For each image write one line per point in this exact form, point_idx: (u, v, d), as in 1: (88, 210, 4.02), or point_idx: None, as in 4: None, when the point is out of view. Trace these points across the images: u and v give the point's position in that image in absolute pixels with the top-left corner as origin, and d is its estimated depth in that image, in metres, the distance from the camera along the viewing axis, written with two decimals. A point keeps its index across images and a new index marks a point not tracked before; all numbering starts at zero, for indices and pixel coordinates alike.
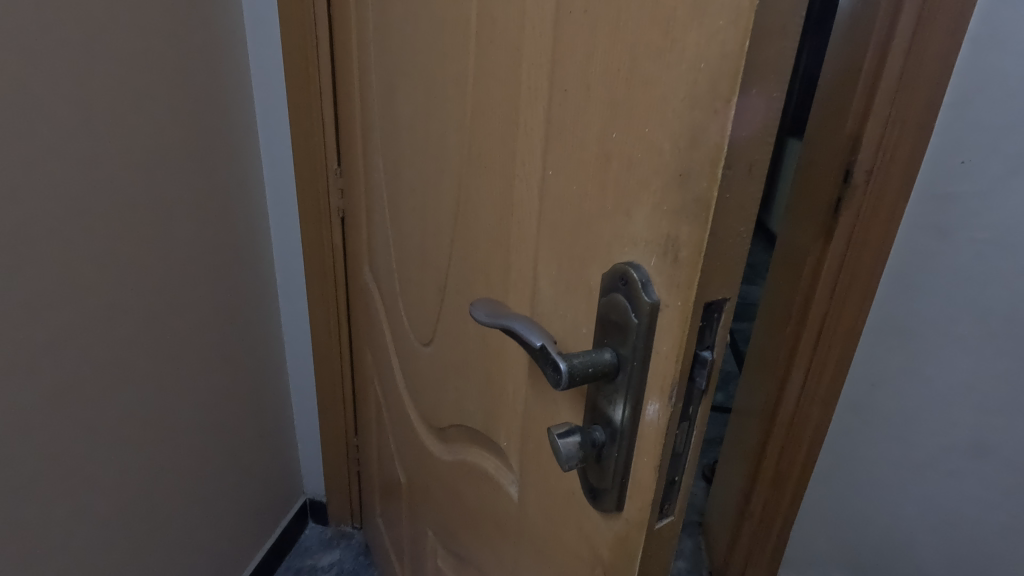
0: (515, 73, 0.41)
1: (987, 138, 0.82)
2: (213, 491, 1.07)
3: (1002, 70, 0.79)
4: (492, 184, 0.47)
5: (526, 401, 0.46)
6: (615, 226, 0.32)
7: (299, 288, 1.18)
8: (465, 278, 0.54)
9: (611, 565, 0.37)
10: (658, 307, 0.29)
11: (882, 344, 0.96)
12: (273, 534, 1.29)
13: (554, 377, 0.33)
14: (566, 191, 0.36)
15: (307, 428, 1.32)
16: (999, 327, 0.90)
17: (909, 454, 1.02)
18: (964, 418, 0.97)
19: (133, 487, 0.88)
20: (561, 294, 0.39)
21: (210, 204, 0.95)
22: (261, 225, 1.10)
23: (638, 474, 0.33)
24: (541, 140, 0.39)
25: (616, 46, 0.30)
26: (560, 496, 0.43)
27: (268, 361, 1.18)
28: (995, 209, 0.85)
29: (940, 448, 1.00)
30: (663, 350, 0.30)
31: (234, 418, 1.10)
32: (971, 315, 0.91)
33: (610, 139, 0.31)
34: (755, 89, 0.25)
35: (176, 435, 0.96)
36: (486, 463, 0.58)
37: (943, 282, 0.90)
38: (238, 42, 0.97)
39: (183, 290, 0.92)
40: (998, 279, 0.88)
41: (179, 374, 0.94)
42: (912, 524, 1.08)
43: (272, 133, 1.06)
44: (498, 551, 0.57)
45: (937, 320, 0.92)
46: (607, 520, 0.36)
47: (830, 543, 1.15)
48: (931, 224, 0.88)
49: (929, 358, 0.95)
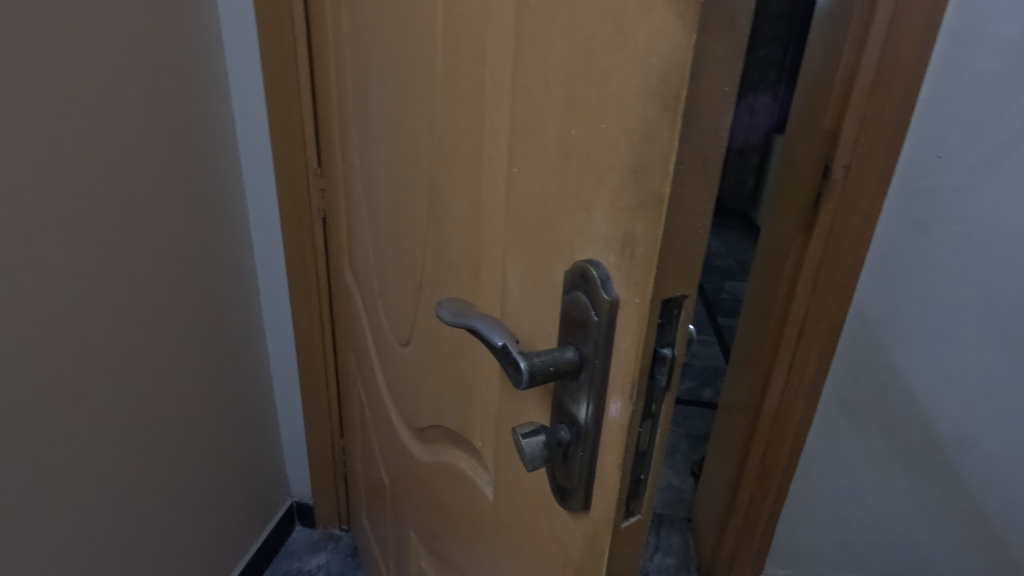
0: (480, 70, 0.40)
1: (963, 132, 0.83)
2: (199, 496, 1.06)
3: (976, 65, 0.79)
4: (462, 182, 0.46)
5: (499, 400, 0.46)
6: (576, 223, 0.32)
7: (281, 290, 1.16)
8: (439, 277, 0.54)
9: (581, 564, 0.37)
10: (617, 304, 0.29)
11: (863, 338, 0.96)
12: (259, 538, 1.28)
13: (515, 376, 0.32)
14: (530, 188, 0.36)
15: (293, 431, 1.30)
16: (976, 321, 0.91)
17: (892, 447, 1.03)
18: (945, 411, 0.98)
19: (116, 492, 0.87)
20: (528, 292, 0.38)
21: (189, 206, 0.94)
22: (242, 226, 1.08)
23: (603, 473, 0.33)
24: (506, 138, 0.38)
25: (572, 42, 0.30)
26: (532, 496, 0.42)
27: (252, 363, 1.17)
28: (971, 204, 0.86)
29: (923, 442, 1.01)
30: (623, 347, 0.30)
31: (218, 422, 1.09)
32: (947, 309, 0.92)
33: (570, 135, 0.31)
34: (705, 84, 0.25)
35: (159, 440, 0.94)
36: (463, 464, 0.57)
37: (922, 276, 0.91)
38: (214, 41, 0.96)
39: (163, 293, 0.91)
40: (975, 273, 0.89)
41: (162, 378, 0.93)
42: (895, 517, 1.09)
43: (251, 133, 1.04)
44: (476, 551, 0.57)
45: (916, 314, 0.93)
46: (575, 519, 0.36)
47: (816, 538, 1.15)
48: (909, 219, 0.88)
49: (908, 352, 0.96)
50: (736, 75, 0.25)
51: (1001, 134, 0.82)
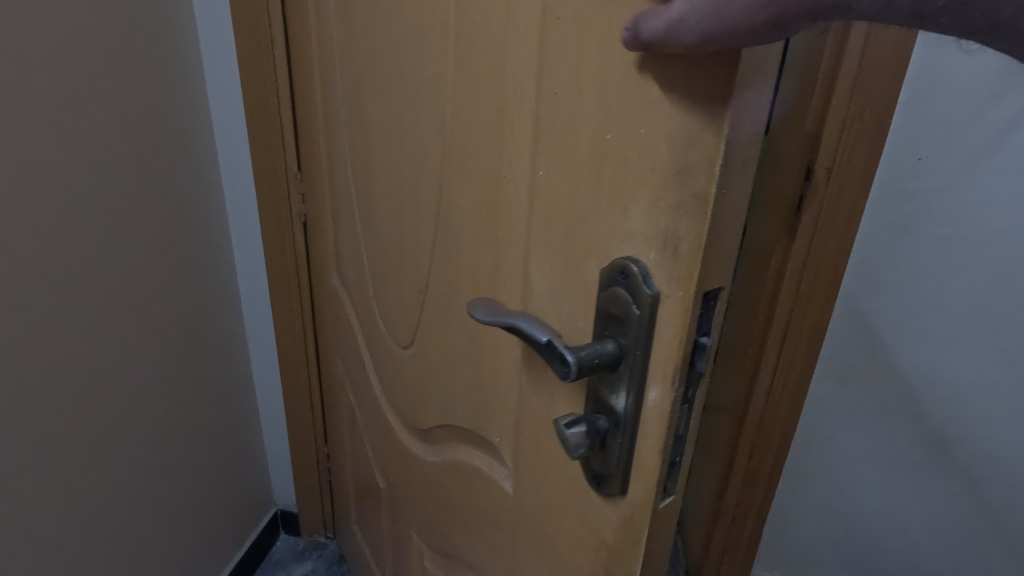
0: (499, 75, 0.42)
1: (945, 132, 0.75)
2: (178, 509, 1.04)
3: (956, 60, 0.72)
4: (478, 185, 0.47)
5: (520, 394, 0.47)
6: (611, 222, 0.33)
7: (261, 296, 1.14)
8: (449, 277, 0.55)
9: (617, 547, 0.39)
10: (658, 298, 0.31)
11: (842, 351, 0.88)
12: (241, 548, 1.25)
13: (562, 369, 0.34)
14: (559, 191, 0.37)
15: (277, 438, 1.28)
16: (966, 337, 0.82)
17: (877, 470, 0.94)
18: (930, 435, 0.89)
19: (89, 501, 0.85)
20: (554, 289, 0.40)
21: (167, 211, 0.93)
22: (221, 233, 1.06)
23: (642, 457, 0.35)
24: (529, 142, 0.40)
25: (608, 51, 0.32)
26: (560, 486, 0.44)
27: (232, 371, 1.15)
28: (956, 203, 0.77)
29: (907, 466, 0.92)
30: (665, 338, 0.32)
31: (198, 432, 1.07)
32: (936, 318, 0.82)
33: (604, 140, 0.33)
34: (748, 94, 0.27)
35: (136, 449, 0.93)
36: (477, 460, 0.58)
37: (902, 286, 0.82)
38: (192, 43, 0.94)
39: (139, 300, 0.89)
40: (963, 280, 0.79)
41: (137, 392, 0.91)
42: (895, 545, 0.98)
43: (228, 137, 1.02)
44: (492, 545, 0.58)
45: (900, 323, 0.84)
46: (612, 504, 0.38)
47: (814, 560, 1.06)
48: (888, 223, 0.80)
49: (896, 366, 0.86)
50: (771, 84, 0.27)
51: (989, 128, 0.73)
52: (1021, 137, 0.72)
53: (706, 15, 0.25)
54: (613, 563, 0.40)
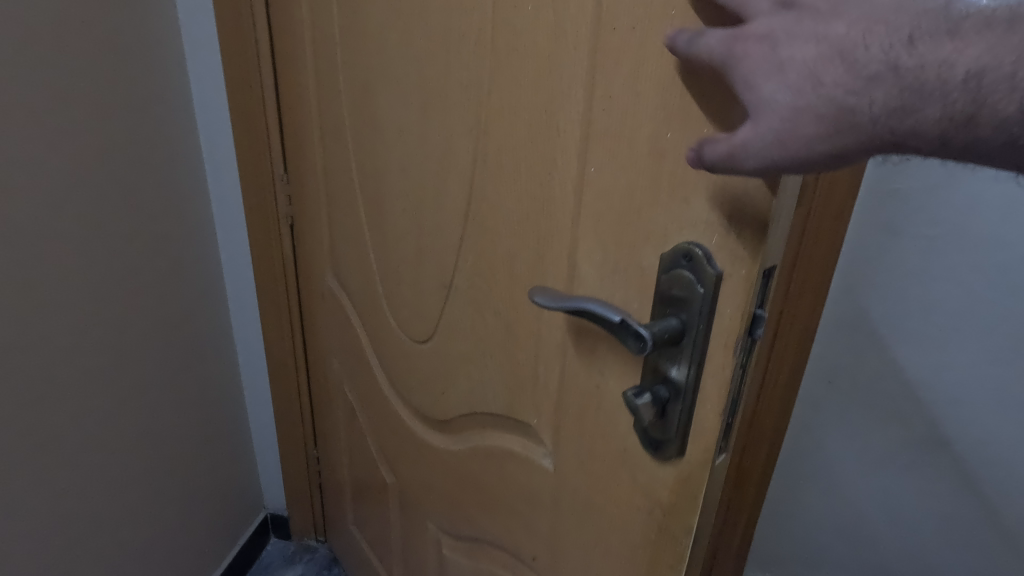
0: (542, 81, 0.45)
1: None
2: (164, 507, 1.05)
3: None
4: (517, 182, 0.50)
5: (563, 375, 0.51)
6: (671, 212, 0.38)
7: (249, 298, 1.13)
8: (479, 269, 0.58)
9: (673, 504, 0.43)
10: (721, 276, 0.36)
11: (835, 348, 0.89)
12: (231, 552, 1.24)
13: (637, 345, 0.37)
14: (613, 185, 0.41)
15: (266, 441, 1.27)
16: (959, 335, 0.82)
17: (872, 467, 0.94)
18: (923, 432, 0.89)
19: (61, 497, 0.86)
20: (606, 276, 0.44)
21: (148, 210, 0.94)
22: (207, 236, 1.06)
23: (702, 419, 0.39)
24: (577, 140, 0.44)
25: (666, 60, 0.36)
26: (609, 457, 0.48)
27: (220, 372, 1.15)
28: (945, 202, 0.78)
29: (903, 463, 0.92)
30: (727, 311, 0.36)
31: (180, 431, 1.07)
32: (928, 317, 0.83)
33: (664, 138, 0.37)
34: None
35: (112, 445, 0.93)
36: (510, 443, 0.61)
37: (892, 284, 0.83)
38: (175, 43, 0.94)
39: (113, 296, 0.90)
40: (954, 281, 0.80)
41: (110, 394, 0.91)
42: (895, 545, 0.98)
43: (214, 138, 1.02)
44: (528, 522, 0.61)
45: (892, 322, 0.85)
46: (668, 465, 0.43)
47: (815, 564, 1.05)
48: (877, 222, 0.81)
49: (887, 364, 0.87)
50: None
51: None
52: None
53: (768, 143, 0.30)
54: (667, 519, 0.44)
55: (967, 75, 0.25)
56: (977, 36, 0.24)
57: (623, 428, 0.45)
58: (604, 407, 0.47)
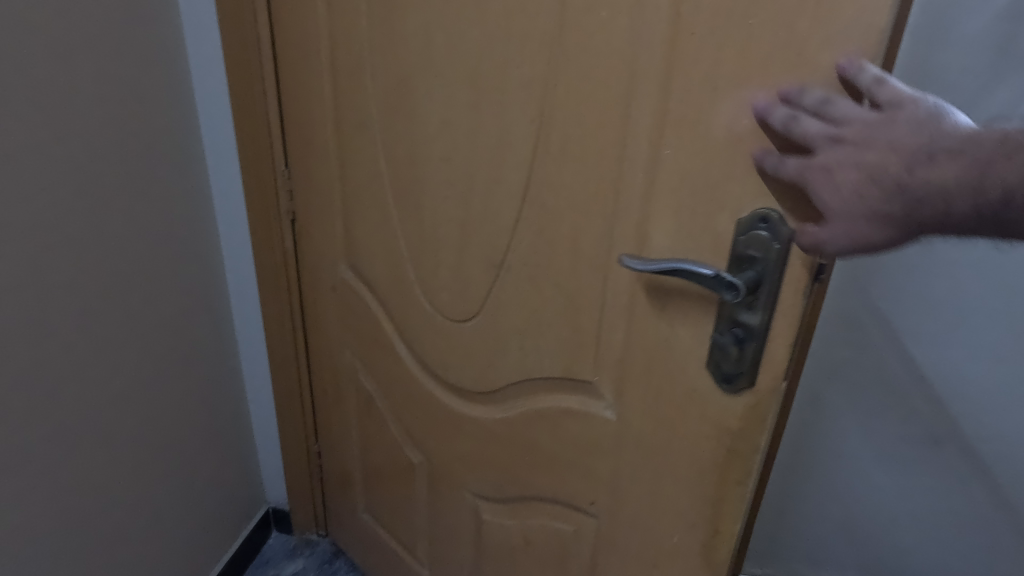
0: (615, 78, 0.52)
1: None
2: (167, 497, 1.08)
3: (943, 61, 0.75)
4: (583, 166, 0.57)
5: (627, 333, 0.59)
6: (747, 185, 0.46)
7: (250, 293, 1.14)
8: (537, 246, 0.64)
9: (742, 428, 0.52)
10: (794, 234, 0.45)
11: (836, 337, 0.95)
12: (233, 545, 1.27)
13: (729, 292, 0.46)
14: (687, 165, 0.49)
15: (268, 435, 1.28)
16: (951, 322, 0.89)
17: (871, 446, 1.02)
18: (917, 412, 0.96)
19: (62, 491, 0.88)
20: (678, 243, 0.52)
21: (151, 207, 0.95)
22: (208, 232, 1.07)
23: (772, 353, 0.48)
24: (650, 128, 0.51)
25: (746, 59, 0.44)
26: (677, 398, 0.57)
27: (221, 367, 1.16)
28: None
29: (898, 442, 1.00)
30: (798, 263, 0.45)
31: (181, 426, 1.09)
32: (924, 306, 0.89)
33: (741, 124, 0.46)
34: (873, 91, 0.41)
35: (113, 440, 0.95)
36: (565, 403, 0.68)
37: (892, 276, 0.89)
38: (177, 40, 0.95)
39: (115, 294, 0.91)
40: (948, 273, 0.87)
41: (106, 394, 0.93)
42: (898, 515, 1.06)
43: (215, 133, 1.02)
44: (586, 469, 0.69)
45: (893, 314, 0.91)
46: (738, 396, 0.52)
47: (823, 534, 1.13)
48: None
49: (887, 350, 0.94)
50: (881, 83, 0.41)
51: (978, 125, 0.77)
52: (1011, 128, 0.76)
53: (842, 241, 0.41)
54: (736, 441, 0.53)
55: (950, 181, 0.38)
56: (951, 157, 0.38)
57: (696, 369, 0.54)
58: (674, 356, 0.55)
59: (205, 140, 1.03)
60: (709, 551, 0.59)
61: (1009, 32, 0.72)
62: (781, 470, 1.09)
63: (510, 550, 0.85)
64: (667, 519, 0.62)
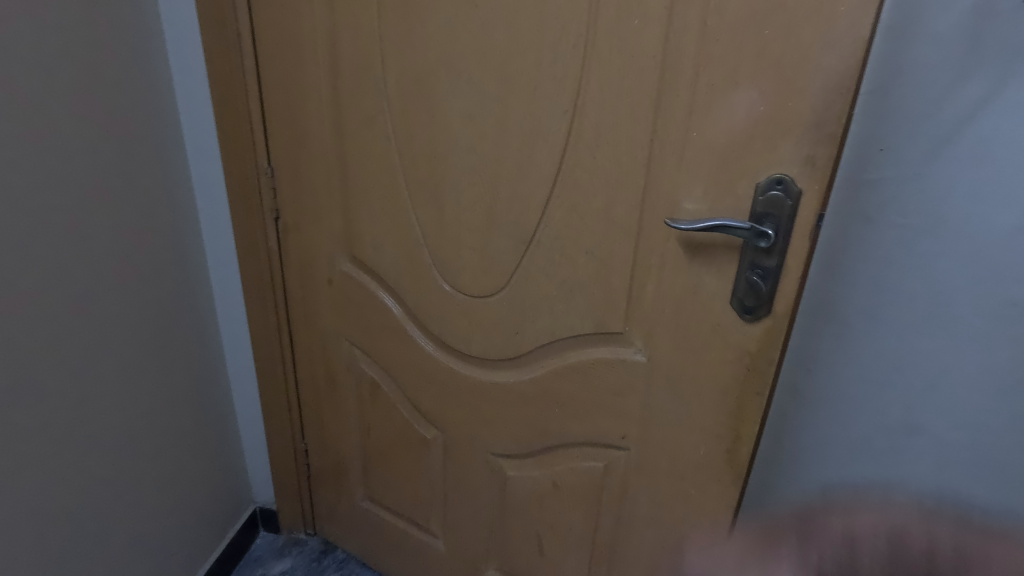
0: (648, 73, 0.64)
1: (911, 120, 0.67)
2: (156, 501, 1.07)
3: (926, 41, 0.64)
4: (617, 148, 0.68)
5: (659, 285, 0.71)
6: (764, 157, 0.60)
7: (235, 292, 1.13)
8: (570, 219, 0.75)
9: (759, 349, 0.67)
10: (802, 193, 0.59)
11: (814, 343, 0.81)
12: (220, 544, 1.26)
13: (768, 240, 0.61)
14: (712, 143, 0.62)
15: (255, 435, 1.27)
16: (925, 327, 0.75)
17: (850, 470, 0.87)
18: (896, 429, 0.82)
19: (50, 498, 0.87)
20: (708, 205, 0.65)
21: (136, 206, 0.94)
22: (192, 228, 1.06)
23: (785, 288, 0.63)
24: (682, 115, 0.63)
25: (762, 60, 0.57)
26: (703, 333, 0.70)
27: (206, 368, 1.15)
28: (920, 193, 0.70)
29: (885, 463, 0.85)
30: (806, 215, 0.59)
31: (168, 429, 1.07)
32: (899, 311, 0.76)
33: (758, 110, 0.59)
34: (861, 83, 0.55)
35: (99, 447, 0.94)
36: (597, 353, 0.80)
37: (868, 273, 0.75)
38: (157, 36, 0.94)
39: (99, 297, 0.90)
40: (927, 271, 0.73)
41: (86, 400, 0.90)
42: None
43: (198, 130, 1.01)
44: (616, 408, 0.81)
45: (870, 314, 0.77)
46: (758, 324, 0.66)
47: None
48: (852, 211, 0.73)
49: (863, 358, 0.80)
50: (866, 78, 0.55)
51: (945, 120, 0.66)
52: (980, 122, 0.65)
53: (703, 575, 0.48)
54: (754, 361, 0.68)
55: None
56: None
57: (722, 307, 0.68)
58: (702, 298, 0.69)
59: (186, 138, 1.02)
60: (731, 456, 0.74)
61: (989, 12, 0.61)
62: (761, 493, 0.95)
63: (536, 498, 0.95)
64: (693, 436, 0.76)
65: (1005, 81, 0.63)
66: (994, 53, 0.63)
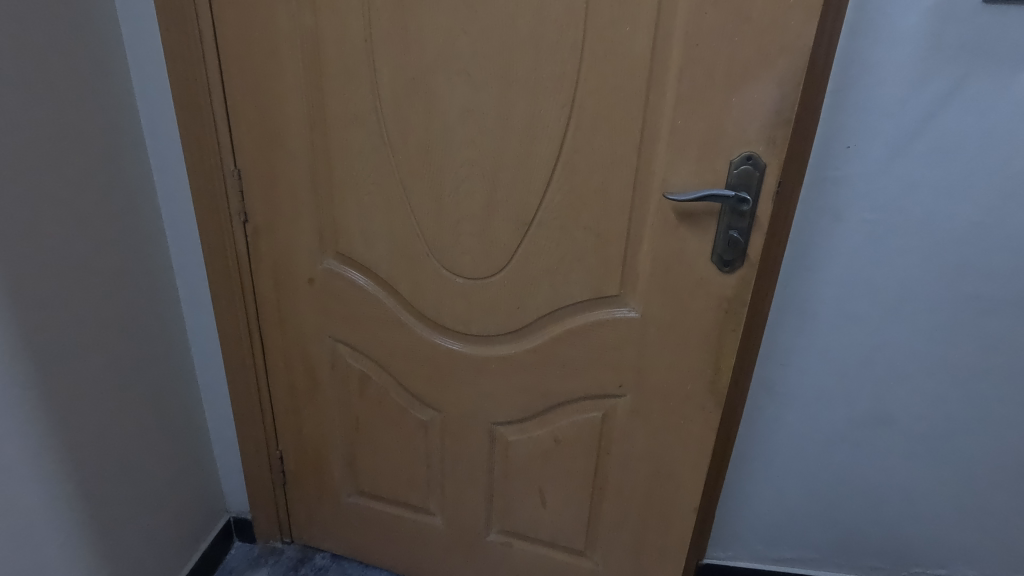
0: (638, 73, 0.76)
1: (871, 124, 0.82)
2: (134, 517, 1.02)
3: (883, 59, 0.78)
4: (612, 134, 0.80)
5: (652, 248, 0.84)
6: (736, 139, 0.75)
7: (202, 300, 1.09)
8: (569, 199, 0.85)
9: (734, 294, 0.83)
10: (766, 167, 0.75)
11: (787, 326, 0.96)
12: (195, 556, 1.21)
13: (744, 205, 0.77)
14: (695, 128, 0.76)
15: (227, 446, 1.22)
16: (891, 308, 0.92)
17: (824, 432, 1.04)
18: (863, 395, 0.99)
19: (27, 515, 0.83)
20: (693, 181, 0.79)
21: (102, 211, 0.90)
22: (157, 236, 1.02)
23: (755, 243, 0.79)
24: (669, 105, 0.77)
25: (733, 61, 0.72)
26: (688, 285, 0.85)
27: (177, 378, 1.10)
28: (882, 189, 0.85)
29: (851, 426, 1.02)
30: (770, 183, 0.76)
31: (143, 442, 1.03)
32: (869, 293, 0.92)
33: (731, 101, 0.74)
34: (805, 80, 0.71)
35: (72, 464, 0.89)
36: (595, 316, 0.92)
37: (833, 262, 0.90)
38: (112, 34, 0.89)
39: (73, 305, 0.86)
40: (896, 262, 0.89)
41: (53, 416, 0.85)
42: (856, 500, 1.09)
43: (159, 132, 0.97)
44: (612, 361, 0.93)
45: (840, 299, 0.92)
46: (733, 274, 0.82)
47: (775, 520, 1.15)
48: (822, 206, 0.87)
49: (832, 336, 0.95)
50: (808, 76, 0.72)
51: (909, 122, 0.81)
52: (938, 122, 0.80)
53: None
54: (731, 304, 0.84)
55: None
56: None
57: (704, 262, 0.83)
58: (687, 256, 0.83)
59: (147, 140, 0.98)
60: (713, 386, 0.90)
61: (952, 33, 0.76)
62: (745, 458, 1.09)
63: (537, 456, 1.06)
64: (682, 375, 0.91)
65: (959, 87, 0.78)
66: (951, 65, 0.78)
